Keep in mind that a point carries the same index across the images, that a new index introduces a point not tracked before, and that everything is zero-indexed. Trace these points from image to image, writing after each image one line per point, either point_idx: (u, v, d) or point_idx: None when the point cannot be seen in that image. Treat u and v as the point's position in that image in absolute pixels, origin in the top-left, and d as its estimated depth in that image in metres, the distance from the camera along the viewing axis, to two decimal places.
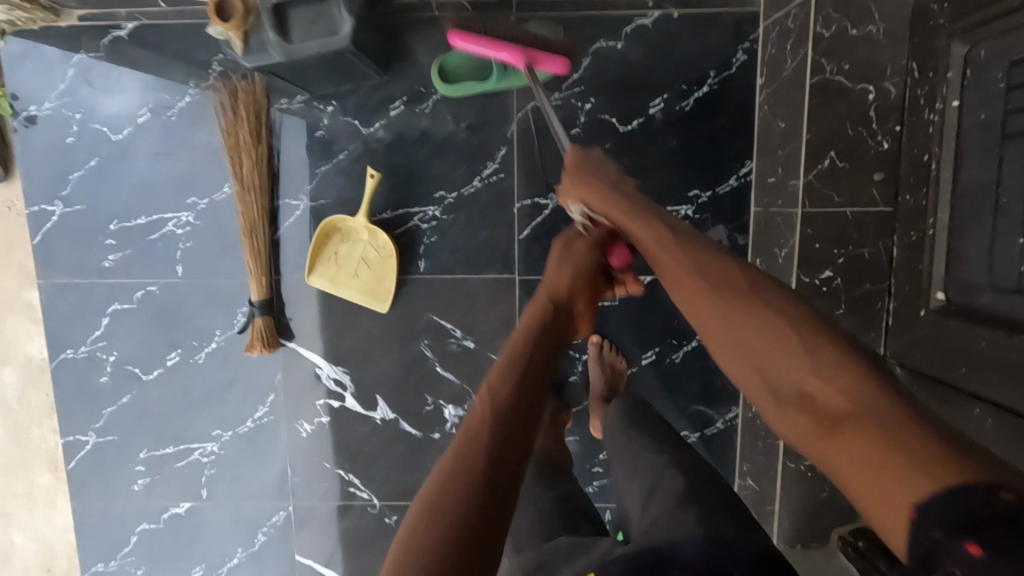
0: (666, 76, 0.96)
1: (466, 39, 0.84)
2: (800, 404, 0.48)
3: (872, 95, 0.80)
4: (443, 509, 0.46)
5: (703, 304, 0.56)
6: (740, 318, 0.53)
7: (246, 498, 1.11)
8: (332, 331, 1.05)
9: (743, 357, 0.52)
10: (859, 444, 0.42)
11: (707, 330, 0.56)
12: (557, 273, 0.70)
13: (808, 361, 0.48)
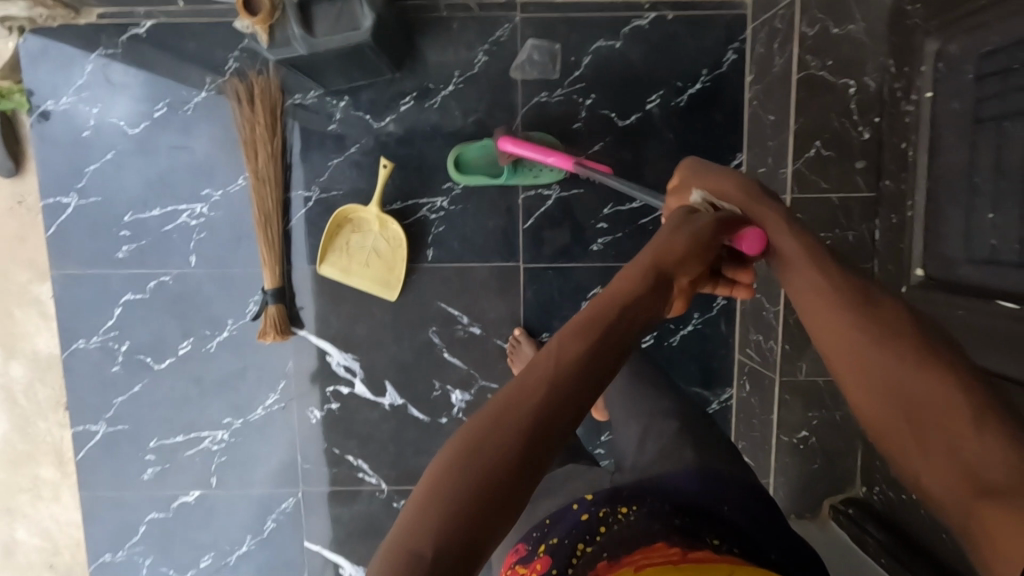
0: (662, 74, 1.02)
1: (522, 147, 0.96)
2: (957, 469, 0.43)
3: (853, 89, 0.85)
4: (473, 463, 0.41)
5: (847, 348, 0.53)
6: (893, 370, 0.49)
7: (256, 485, 1.13)
8: (343, 319, 1.08)
9: (890, 410, 0.48)
10: (1021, 522, 0.37)
11: (848, 380, 0.53)
12: (671, 229, 0.57)
13: (972, 427, 0.43)
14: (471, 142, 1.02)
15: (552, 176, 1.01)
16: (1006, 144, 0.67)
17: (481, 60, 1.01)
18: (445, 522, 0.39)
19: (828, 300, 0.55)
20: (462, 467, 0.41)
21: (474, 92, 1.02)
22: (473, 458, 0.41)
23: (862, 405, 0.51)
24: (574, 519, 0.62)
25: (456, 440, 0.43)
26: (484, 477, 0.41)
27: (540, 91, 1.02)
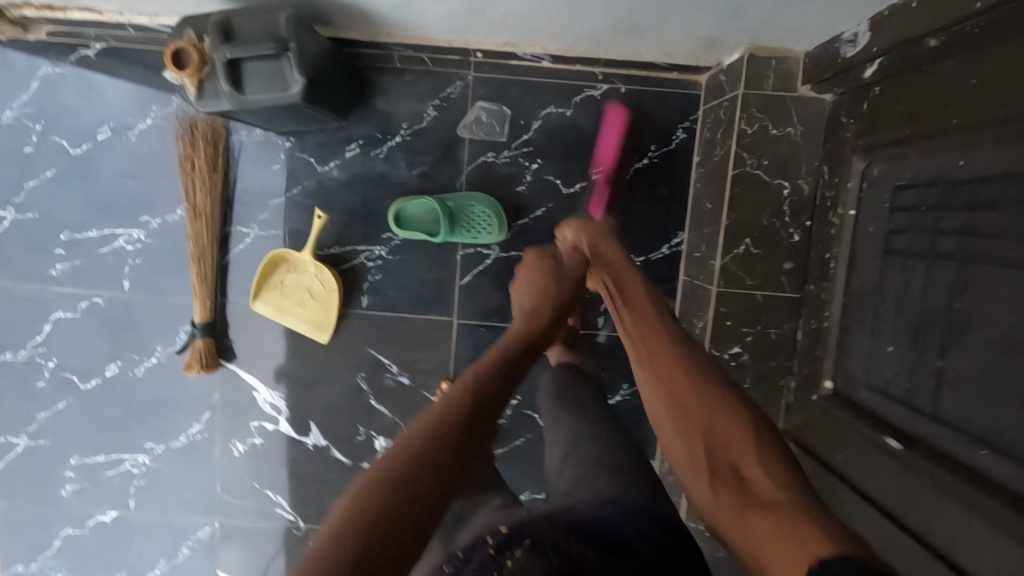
0: (610, 145, 1.01)
1: (622, 127, 1.00)
2: (733, 482, 0.52)
3: (787, 192, 0.86)
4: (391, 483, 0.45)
5: (669, 386, 0.62)
6: (703, 401, 0.59)
7: (175, 511, 1.13)
8: (273, 356, 1.08)
9: (692, 433, 0.58)
10: (773, 526, 0.46)
11: (661, 414, 0.62)
12: (547, 287, 0.76)
13: (754, 451, 0.53)
14: (413, 199, 0.99)
15: (492, 239, 1.01)
16: (907, 282, 0.67)
17: (430, 115, 1.01)
18: (373, 516, 0.44)
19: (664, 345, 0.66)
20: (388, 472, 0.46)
21: (420, 145, 1.01)
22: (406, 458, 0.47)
23: (673, 442, 0.59)
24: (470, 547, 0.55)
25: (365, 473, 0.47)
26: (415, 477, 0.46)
27: (487, 152, 1.01)
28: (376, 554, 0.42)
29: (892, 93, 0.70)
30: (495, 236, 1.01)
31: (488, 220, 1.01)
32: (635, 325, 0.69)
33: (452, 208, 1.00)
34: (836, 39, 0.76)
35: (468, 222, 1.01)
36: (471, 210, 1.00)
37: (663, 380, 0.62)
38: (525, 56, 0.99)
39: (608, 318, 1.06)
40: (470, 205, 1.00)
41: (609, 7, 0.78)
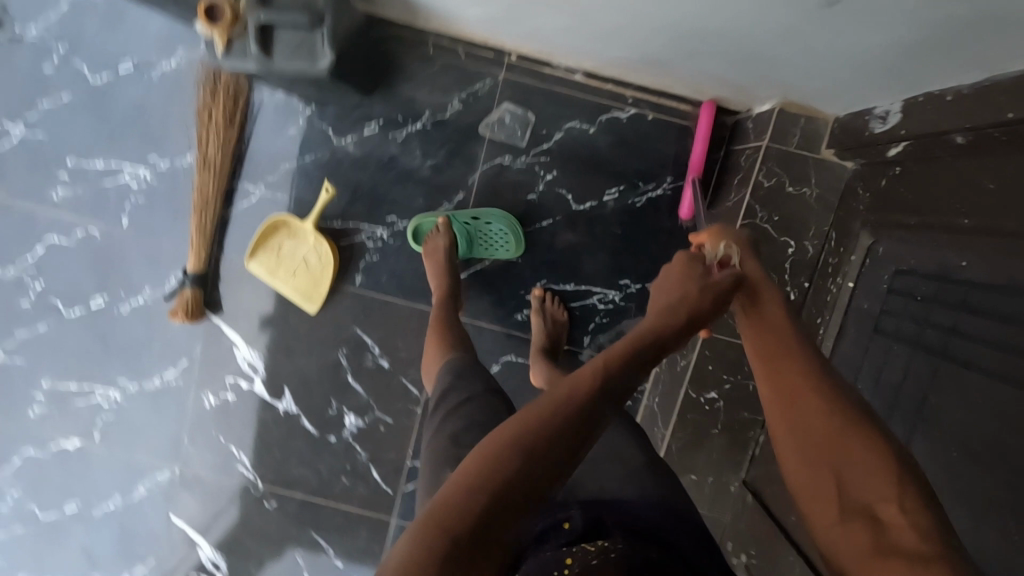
0: (626, 169, 1.01)
1: (709, 124, 0.96)
2: (867, 523, 0.46)
3: (791, 251, 0.86)
4: (520, 440, 0.45)
5: (794, 399, 0.54)
6: (837, 425, 0.51)
7: (138, 450, 1.14)
8: (259, 317, 1.09)
9: (820, 462, 0.51)
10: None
11: (783, 427, 0.54)
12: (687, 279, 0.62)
13: (896, 492, 0.47)
14: (430, 214, 1.00)
15: (509, 257, 1.03)
16: (886, 364, 0.68)
17: (454, 107, 1.00)
18: (497, 477, 0.43)
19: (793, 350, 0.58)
20: (503, 451, 0.44)
21: (439, 136, 1.01)
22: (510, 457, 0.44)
23: (794, 468, 0.52)
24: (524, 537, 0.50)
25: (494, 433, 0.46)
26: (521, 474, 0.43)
27: (504, 154, 1.01)
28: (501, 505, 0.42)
29: (909, 177, 0.70)
30: (513, 253, 1.03)
31: (505, 237, 1.02)
32: (760, 338, 0.60)
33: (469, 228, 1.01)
34: (866, 110, 0.76)
35: (485, 237, 1.02)
36: (489, 229, 1.01)
37: (787, 400, 0.54)
38: (558, 66, 0.99)
39: (594, 338, 1.06)
40: (487, 224, 1.01)
41: (651, 42, 0.78)
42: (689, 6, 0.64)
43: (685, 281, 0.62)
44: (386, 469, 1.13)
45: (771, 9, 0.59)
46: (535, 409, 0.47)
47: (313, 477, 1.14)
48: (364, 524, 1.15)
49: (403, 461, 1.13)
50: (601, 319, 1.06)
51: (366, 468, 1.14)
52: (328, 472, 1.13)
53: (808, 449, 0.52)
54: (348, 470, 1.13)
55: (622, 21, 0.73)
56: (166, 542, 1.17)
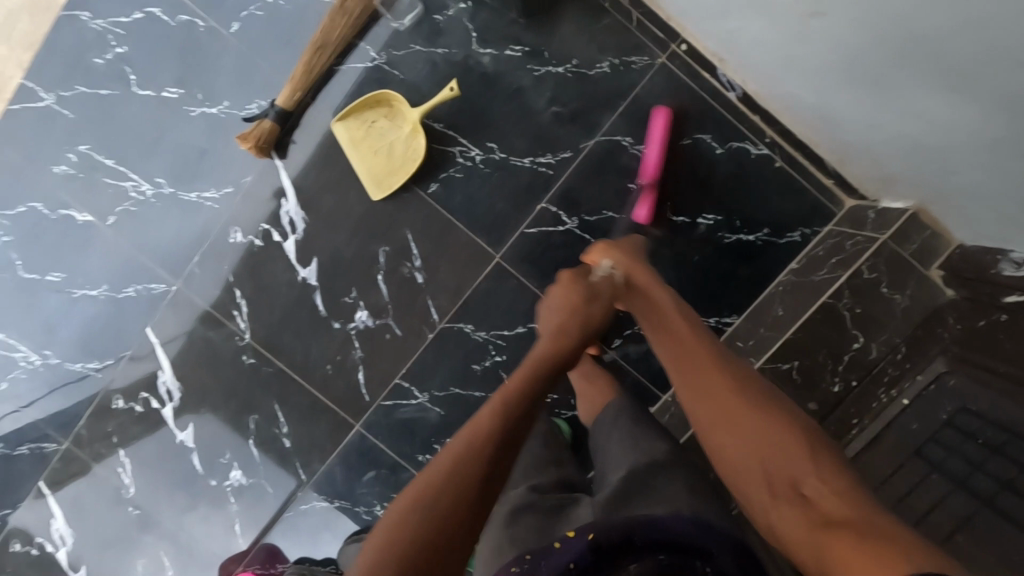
0: (732, 203, 0.99)
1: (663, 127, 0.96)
2: (795, 497, 0.54)
3: (855, 346, 0.86)
4: (422, 513, 0.55)
5: (705, 394, 0.63)
6: (752, 410, 0.60)
7: (143, 252, 1.10)
8: (320, 180, 1.05)
9: (745, 452, 0.58)
10: (851, 545, 0.46)
11: (711, 427, 0.62)
12: (569, 313, 0.76)
13: (810, 469, 0.54)
14: None
15: None
16: (919, 488, 0.71)
17: (602, 69, 0.97)
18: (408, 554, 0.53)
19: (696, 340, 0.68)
20: (409, 519, 0.54)
21: (573, 89, 0.98)
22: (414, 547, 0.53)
23: (724, 457, 0.60)
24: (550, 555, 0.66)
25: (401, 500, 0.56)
26: (444, 521, 0.54)
27: (625, 134, 0.99)
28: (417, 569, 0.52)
29: (1014, 330, 0.70)
30: None
31: None
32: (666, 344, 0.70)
33: None
34: (1001, 250, 0.75)
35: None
36: None
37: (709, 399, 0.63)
38: (720, 77, 0.96)
39: (624, 343, 1.05)
40: None
41: (847, 99, 0.76)
42: (912, 75, 0.62)
43: (571, 312, 0.76)
44: (372, 377, 1.11)
45: (980, 103, 0.59)
46: (436, 483, 0.56)
47: (301, 353, 1.11)
48: (328, 417, 1.13)
49: (391, 376, 1.11)
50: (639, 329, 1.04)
51: (353, 367, 1.11)
52: (317, 354, 1.11)
53: (734, 440, 0.59)
54: (337, 361, 1.11)
55: (843, 61, 0.69)
56: (130, 350, 1.14)
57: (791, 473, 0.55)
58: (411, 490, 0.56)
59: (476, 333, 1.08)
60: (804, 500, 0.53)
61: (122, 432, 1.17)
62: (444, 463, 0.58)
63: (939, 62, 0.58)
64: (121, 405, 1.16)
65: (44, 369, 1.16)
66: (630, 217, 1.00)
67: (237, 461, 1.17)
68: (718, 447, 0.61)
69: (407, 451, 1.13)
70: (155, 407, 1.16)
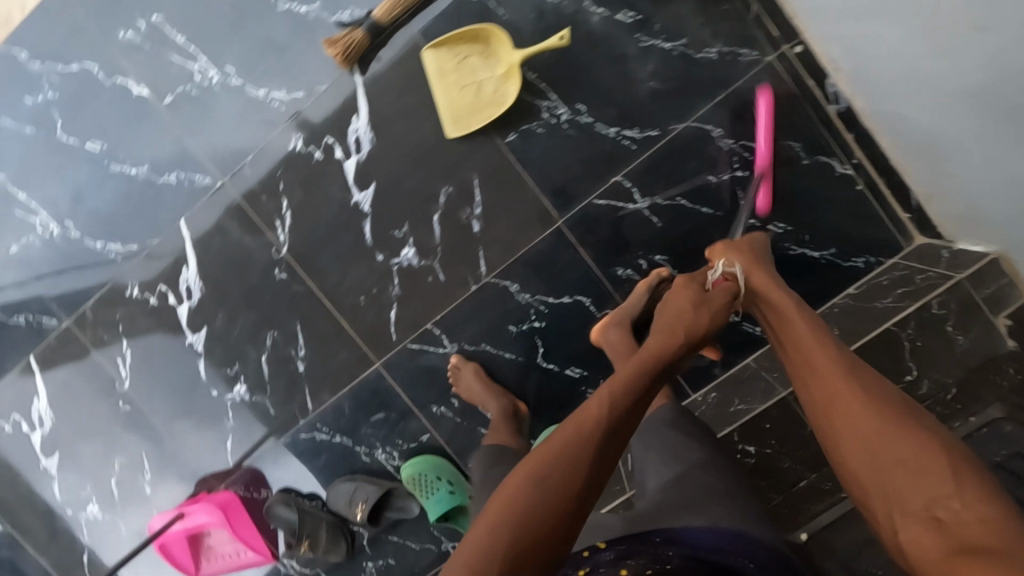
0: (807, 215, 0.99)
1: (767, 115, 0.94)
2: (931, 518, 0.51)
3: (909, 377, 0.94)
4: (546, 484, 0.57)
5: (841, 415, 0.62)
6: (886, 427, 0.59)
7: (194, 139, 1.05)
8: (397, 105, 1.01)
9: (876, 466, 0.58)
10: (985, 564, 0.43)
11: (853, 445, 0.60)
12: (690, 298, 0.82)
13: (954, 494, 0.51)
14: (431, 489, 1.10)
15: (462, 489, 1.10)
16: None
17: (710, 55, 0.95)
18: (525, 527, 0.54)
19: (828, 359, 0.67)
20: (529, 487, 0.57)
21: (676, 69, 0.96)
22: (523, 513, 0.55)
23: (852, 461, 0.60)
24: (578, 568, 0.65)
25: (520, 473, 0.58)
26: (560, 493, 0.56)
27: (717, 125, 0.97)
28: (529, 543, 0.54)
29: None
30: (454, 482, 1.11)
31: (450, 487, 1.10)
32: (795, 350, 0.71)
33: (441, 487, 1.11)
34: None
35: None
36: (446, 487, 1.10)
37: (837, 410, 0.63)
38: (828, 86, 0.93)
39: None
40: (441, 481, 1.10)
41: (957, 120, 0.74)
42: None
43: (691, 306, 0.80)
44: (404, 317, 1.08)
45: None
46: (554, 457, 0.58)
47: (337, 278, 1.07)
48: (349, 349, 1.10)
49: (423, 320, 1.08)
50: None
51: (387, 304, 1.08)
52: (353, 283, 1.07)
53: (858, 456, 0.59)
54: (372, 294, 1.07)
55: (973, 83, 0.67)
56: (156, 240, 1.09)
57: (927, 491, 0.53)
58: (533, 460, 0.59)
59: (521, 295, 1.05)
60: (938, 522, 0.51)
61: (129, 323, 1.12)
62: (568, 434, 0.60)
63: (1019, 120, 0.65)
64: (135, 294, 1.11)
65: (59, 240, 1.10)
66: (701, 208, 1.00)
67: (244, 376, 1.13)
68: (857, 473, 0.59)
69: (424, 399, 1.11)
70: (171, 303, 1.11)
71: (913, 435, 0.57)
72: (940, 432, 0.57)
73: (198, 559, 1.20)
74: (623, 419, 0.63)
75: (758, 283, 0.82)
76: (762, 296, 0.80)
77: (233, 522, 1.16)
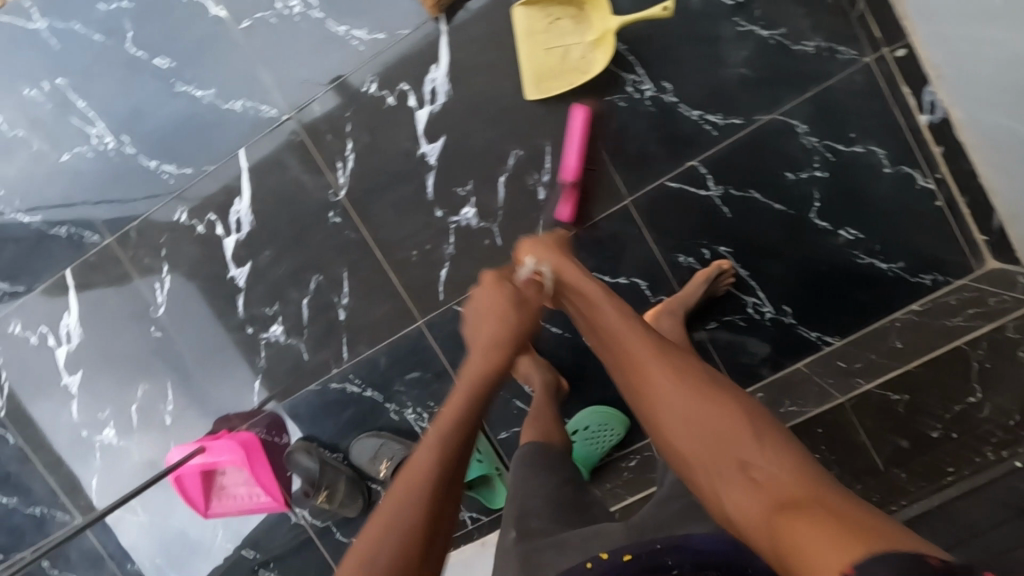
0: (881, 224, 0.97)
1: (584, 126, 0.97)
2: (751, 481, 0.53)
3: (970, 400, 0.82)
4: (387, 540, 0.55)
5: (649, 395, 0.62)
6: (696, 394, 0.59)
7: (265, 68, 1.02)
8: (479, 59, 0.98)
9: (698, 443, 0.57)
10: (811, 521, 0.46)
11: (669, 426, 0.60)
12: (501, 305, 0.76)
13: (759, 452, 0.54)
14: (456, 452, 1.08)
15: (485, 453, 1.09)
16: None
17: (807, 48, 0.93)
18: None
19: (632, 337, 0.67)
20: (369, 555, 0.55)
21: (770, 58, 0.94)
22: (403, 536, 0.56)
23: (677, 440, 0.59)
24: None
25: (354, 550, 0.56)
26: (404, 542, 0.55)
27: (803, 122, 0.95)
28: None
29: None
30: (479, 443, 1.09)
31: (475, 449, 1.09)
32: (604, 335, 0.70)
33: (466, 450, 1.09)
34: None
35: (597, 438, 1.04)
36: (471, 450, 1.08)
37: (649, 393, 0.62)
38: (926, 92, 0.91)
39: (719, 328, 1.03)
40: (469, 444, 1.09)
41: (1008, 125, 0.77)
42: None
43: (499, 316, 0.75)
44: (454, 278, 1.05)
45: None
46: (385, 526, 0.56)
47: (392, 229, 1.05)
48: (393, 303, 1.08)
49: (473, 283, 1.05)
50: (738, 321, 1.02)
51: (439, 262, 1.05)
52: (408, 236, 1.05)
53: (677, 434, 0.59)
54: (425, 250, 1.05)
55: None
56: (212, 167, 1.06)
57: (740, 453, 0.55)
58: (398, 490, 0.59)
59: None
60: (754, 484, 0.53)
61: (173, 248, 1.10)
62: (397, 494, 0.58)
63: None
64: (183, 220, 1.09)
65: (113, 155, 1.07)
66: (775, 205, 0.98)
67: (282, 316, 1.10)
68: (677, 447, 0.59)
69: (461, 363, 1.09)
70: (218, 234, 1.09)
71: (719, 398, 0.59)
72: (735, 392, 0.60)
73: (209, 497, 1.18)
74: (452, 454, 0.61)
75: (565, 273, 0.77)
76: (567, 286, 0.76)
77: (253, 463, 1.14)
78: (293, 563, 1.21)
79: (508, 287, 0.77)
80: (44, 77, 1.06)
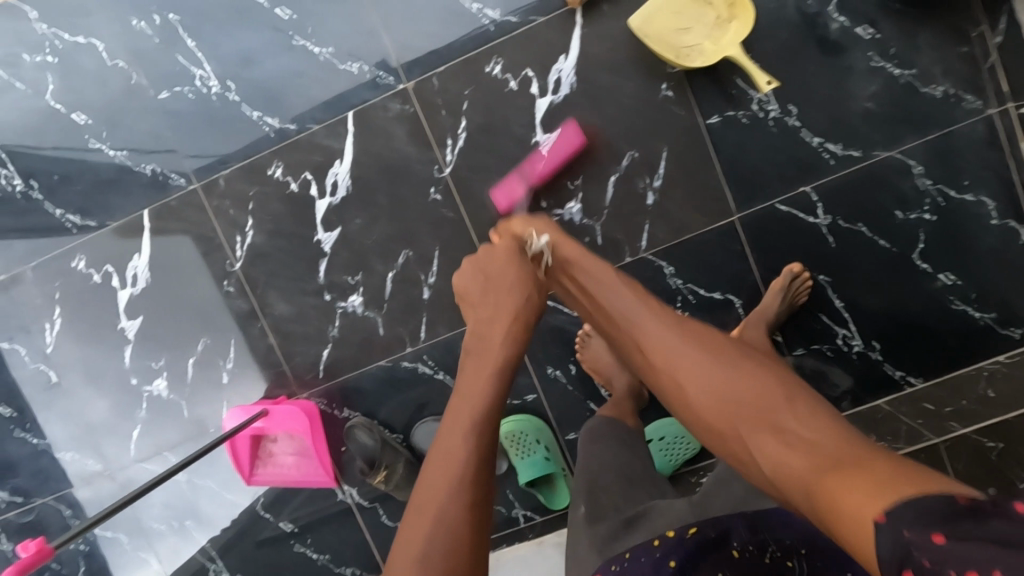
0: (981, 273, 0.97)
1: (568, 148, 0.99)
2: (783, 445, 0.57)
3: None
4: (442, 521, 0.60)
5: (676, 374, 0.66)
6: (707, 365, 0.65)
7: (391, 35, 1.00)
8: (609, 56, 0.98)
9: (726, 418, 0.62)
10: (849, 478, 0.50)
11: (695, 402, 0.64)
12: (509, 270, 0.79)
13: (788, 417, 0.59)
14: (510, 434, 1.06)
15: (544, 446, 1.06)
16: None
17: (935, 92, 0.94)
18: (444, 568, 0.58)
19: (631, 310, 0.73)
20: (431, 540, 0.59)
21: (897, 97, 0.95)
22: (456, 491, 0.62)
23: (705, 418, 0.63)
24: (644, 555, 0.69)
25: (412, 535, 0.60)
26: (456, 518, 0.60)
27: (920, 163, 0.96)
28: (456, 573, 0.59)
29: None
30: (538, 430, 1.07)
31: (534, 435, 1.06)
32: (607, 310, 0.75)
33: (521, 435, 1.06)
34: None
35: (671, 450, 1.04)
36: (528, 435, 1.06)
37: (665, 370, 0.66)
38: None
39: (804, 355, 1.04)
40: (522, 429, 1.06)
41: None
42: None
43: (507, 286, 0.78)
44: None
45: None
46: (436, 510, 0.61)
47: (492, 214, 1.04)
48: None
49: None
50: (825, 351, 1.03)
51: None
52: None
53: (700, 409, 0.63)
54: None
55: None
56: (317, 126, 1.04)
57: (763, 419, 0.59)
58: (437, 471, 0.64)
59: (672, 279, 1.03)
60: (784, 445, 0.57)
61: (261, 203, 1.07)
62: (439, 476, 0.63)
63: None
64: (277, 175, 1.06)
65: (214, 99, 1.05)
66: (879, 241, 0.99)
67: (363, 287, 1.08)
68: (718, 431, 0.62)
69: (540, 358, 1.08)
70: (311, 195, 1.06)
71: (730, 368, 0.64)
72: (739, 358, 0.65)
73: (255, 462, 1.13)
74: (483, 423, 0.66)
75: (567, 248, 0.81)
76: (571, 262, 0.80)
77: (314, 434, 1.11)
78: (329, 541, 1.16)
79: (504, 251, 0.81)
80: (155, 10, 1.03)
